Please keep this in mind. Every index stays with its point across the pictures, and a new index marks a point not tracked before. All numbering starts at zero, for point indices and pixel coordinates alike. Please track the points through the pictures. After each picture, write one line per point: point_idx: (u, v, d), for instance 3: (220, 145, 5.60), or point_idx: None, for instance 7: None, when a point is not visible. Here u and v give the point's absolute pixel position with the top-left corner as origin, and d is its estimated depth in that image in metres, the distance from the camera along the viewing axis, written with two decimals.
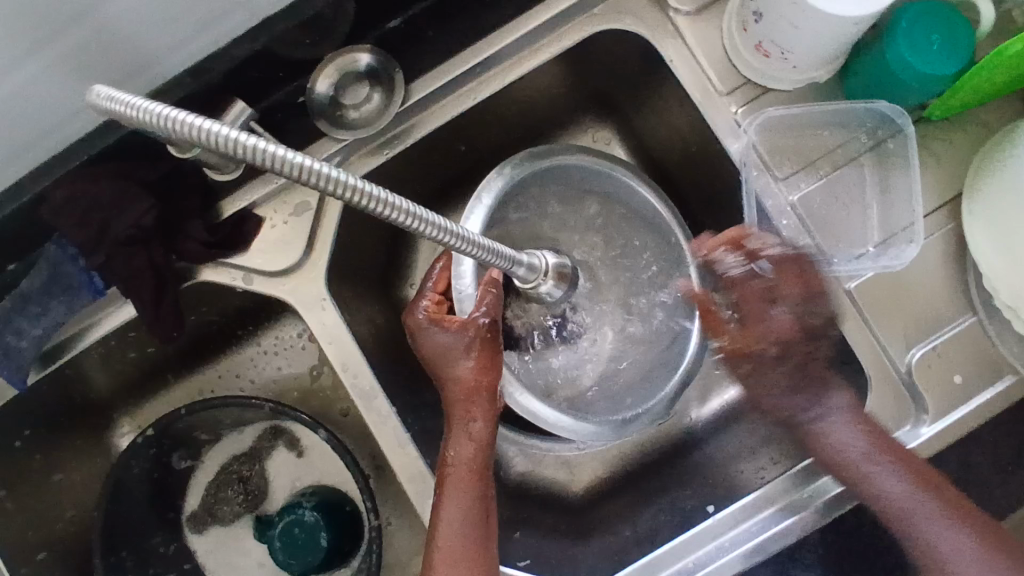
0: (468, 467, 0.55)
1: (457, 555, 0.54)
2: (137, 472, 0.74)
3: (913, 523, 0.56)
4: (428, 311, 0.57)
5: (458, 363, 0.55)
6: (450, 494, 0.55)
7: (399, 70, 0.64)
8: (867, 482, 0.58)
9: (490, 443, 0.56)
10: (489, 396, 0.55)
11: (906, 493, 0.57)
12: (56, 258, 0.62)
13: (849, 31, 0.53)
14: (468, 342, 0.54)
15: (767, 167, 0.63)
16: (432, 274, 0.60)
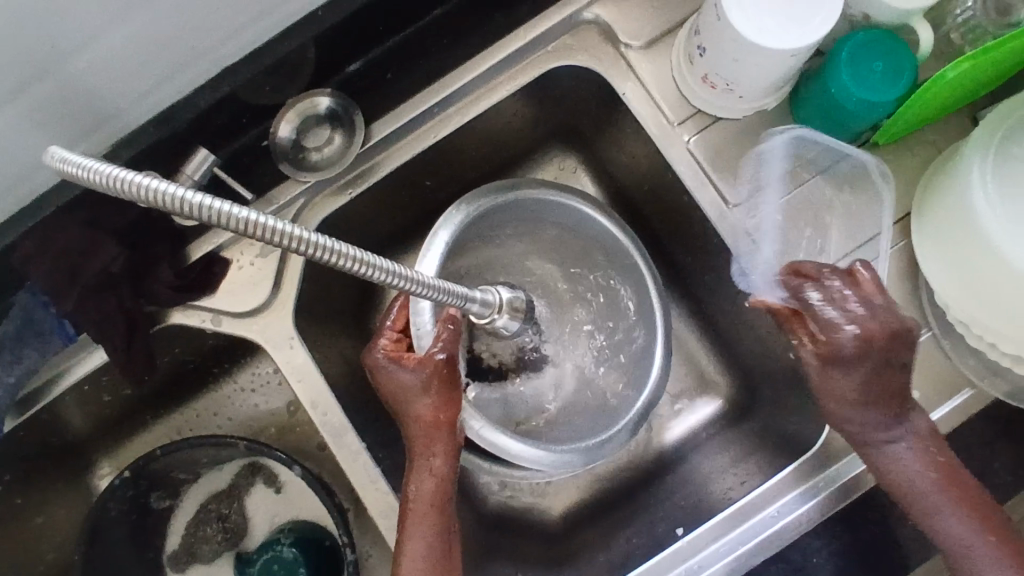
0: (430, 500, 0.57)
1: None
2: (115, 514, 0.74)
3: (968, 556, 0.55)
4: (387, 349, 0.59)
5: (416, 399, 0.57)
6: (413, 527, 0.56)
7: (359, 112, 0.66)
8: (929, 512, 0.56)
9: (452, 476, 0.57)
10: (449, 430, 0.57)
11: (966, 529, 0.55)
12: (28, 306, 0.63)
13: (789, 63, 0.55)
14: (426, 378, 0.56)
15: (720, 194, 0.64)
16: (392, 312, 0.60)
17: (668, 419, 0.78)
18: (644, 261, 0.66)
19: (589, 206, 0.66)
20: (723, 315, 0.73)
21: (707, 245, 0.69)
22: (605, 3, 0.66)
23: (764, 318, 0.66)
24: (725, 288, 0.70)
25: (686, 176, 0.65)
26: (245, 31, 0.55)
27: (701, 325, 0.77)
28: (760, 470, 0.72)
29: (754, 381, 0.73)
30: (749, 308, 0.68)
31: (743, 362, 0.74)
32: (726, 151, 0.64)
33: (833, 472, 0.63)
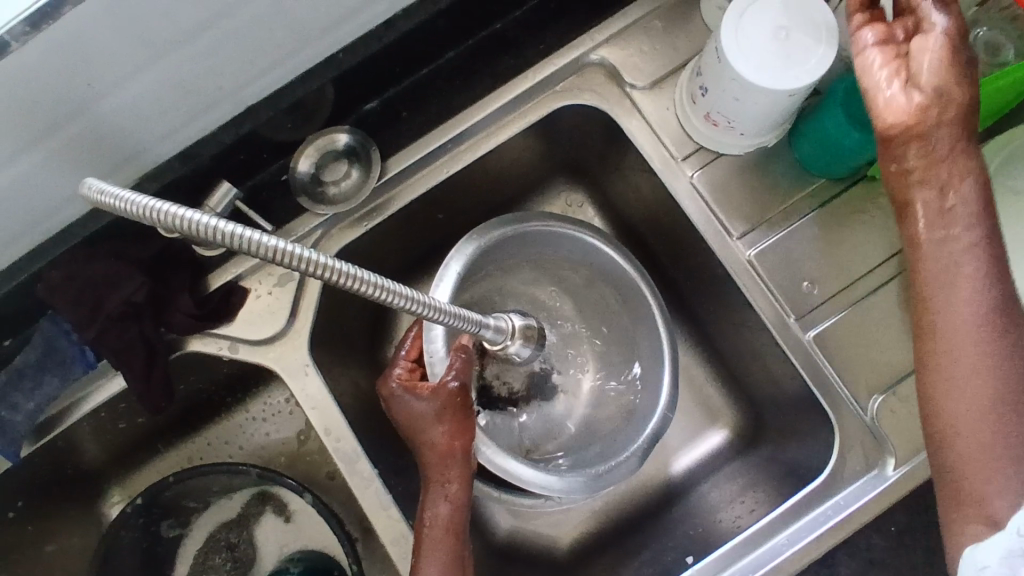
0: (445, 526, 0.58)
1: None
2: (126, 542, 0.75)
3: (969, 368, 0.52)
4: (403, 375, 0.60)
5: (430, 428, 0.58)
6: (428, 553, 0.57)
7: (376, 147, 0.68)
8: (968, 307, 0.52)
9: (467, 503, 0.58)
10: (464, 457, 0.58)
11: (987, 346, 0.52)
12: (51, 334, 0.65)
13: (787, 103, 0.58)
14: (439, 406, 0.58)
15: (723, 225, 0.66)
16: (405, 342, 0.62)
17: (675, 449, 0.79)
18: (650, 292, 0.67)
19: (595, 237, 0.68)
20: (729, 345, 0.75)
21: (711, 275, 0.70)
22: (611, 46, 0.69)
23: (768, 347, 0.68)
24: (730, 319, 0.72)
25: (689, 208, 0.67)
26: (269, 72, 0.58)
27: (707, 355, 0.78)
28: (768, 499, 0.72)
29: (760, 410, 0.74)
30: (753, 337, 0.69)
31: (749, 393, 0.75)
32: (730, 186, 0.67)
33: (841, 499, 0.63)
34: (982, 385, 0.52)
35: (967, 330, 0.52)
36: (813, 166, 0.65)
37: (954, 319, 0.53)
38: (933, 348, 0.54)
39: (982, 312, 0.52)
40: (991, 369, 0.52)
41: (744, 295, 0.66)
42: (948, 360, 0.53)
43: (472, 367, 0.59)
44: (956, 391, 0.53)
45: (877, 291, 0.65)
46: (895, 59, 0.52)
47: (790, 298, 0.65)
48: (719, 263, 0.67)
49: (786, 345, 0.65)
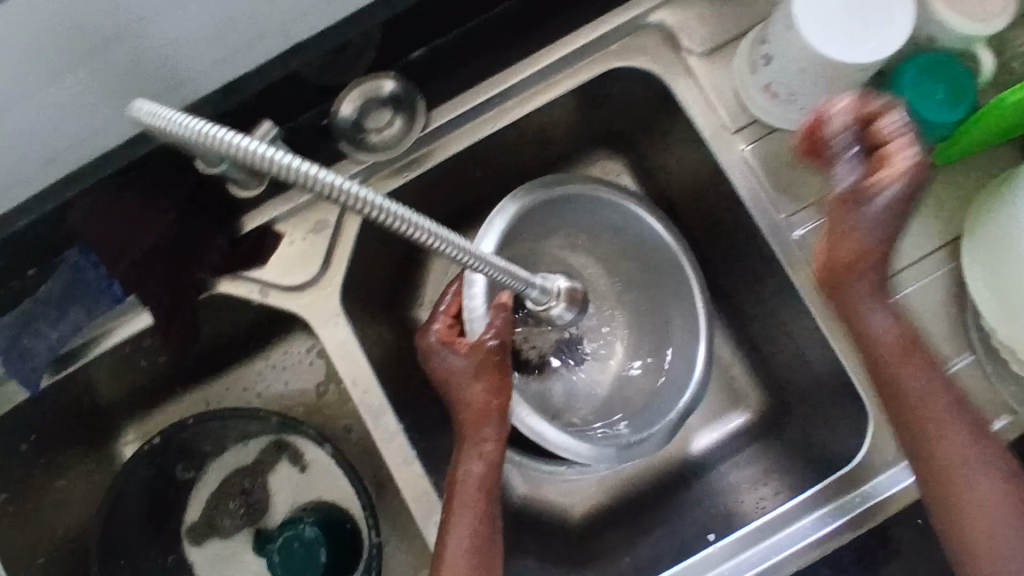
0: (476, 485, 0.57)
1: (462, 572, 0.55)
2: (140, 481, 0.74)
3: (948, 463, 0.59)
4: (441, 331, 0.59)
5: (467, 386, 0.57)
6: (458, 511, 0.57)
7: (421, 98, 0.66)
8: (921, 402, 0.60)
9: (500, 463, 0.58)
10: (499, 418, 0.57)
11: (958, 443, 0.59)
12: (77, 264, 0.64)
13: (855, 77, 0.56)
14: (477, 365, 0.57)
15: (772, 203, 0.65)
16: (446, 297, 0.61)
17: (696, 428, 0.78)
18: (690, 266, 0.66)
19: (638, 206, 0.67)
20: (763, 326, 0.73)
21: (753, 253, 0.69)
22: (670, 9, 0.66)
23: (806, 330, 0.66)
24: (768, 299, 0.70)
25: (739, 182, 0.65)
26: (321, 9, 0.56)
27: (737, 335, 0.77)
28: (790, 484, 0.71)
29: (787, 394, 0.74)
30: (790, 318, 0.68)
31: (777, 375, 0.74)
32: (783, 162, 0.65)
33: (869, 487, 0.62)
34: (966, 474, 0.59)
35: (939, 426, 0.59)
36: None
37: (928, 423, 0.60)
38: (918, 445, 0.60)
39: (934, 401, 0.60)
40: (965, 454, 0.59)
41: (787, 275, 0.65)
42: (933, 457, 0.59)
43: (509, 327, 0.58)
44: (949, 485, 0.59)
45: (922, 281, 0.64)
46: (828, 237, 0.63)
47: (834, 283, 0.64)
48: (765, 241, 0.65)
49: (827, 329, 0.64)
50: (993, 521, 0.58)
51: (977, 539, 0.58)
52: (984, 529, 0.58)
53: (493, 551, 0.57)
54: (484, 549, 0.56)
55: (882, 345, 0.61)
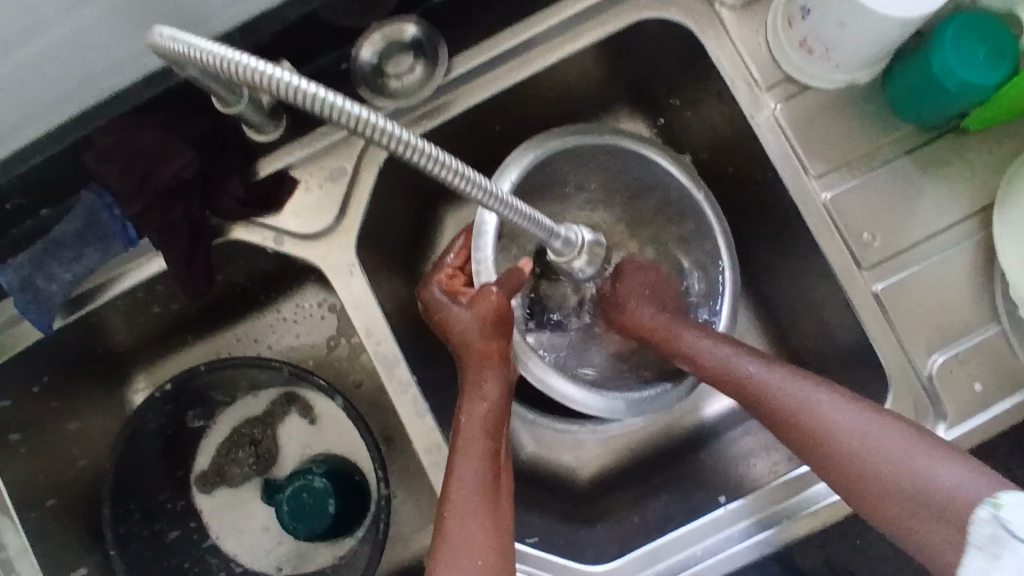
0: (481, 423, 0.59)
1: (466, 510, 0.55)
2: (150, 427, 0.75)
3: (851, 447, 0.52)
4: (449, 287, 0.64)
5: (469, 329, 0.61)
6: (467, 448, 0.57)
7: (443, 43, 0.64)
8: (773, 397, 0.56)
9: (503, 403, 0.60)
10: (503, 363, 0.61)
11: (840, 409, 0.53)
12: (92, 206, 0.63)
13: (897, 34, 0.54)
14: (478, 310, 0.61)
15: (801, 164, 0.63)
16: (452, 251, 0.66)
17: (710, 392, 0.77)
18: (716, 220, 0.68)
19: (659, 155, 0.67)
20: (783, 291, 0.72)
21: (777, 216, 0.67)
22: None
23: (828, 296, 0.65)
24: (790, 264, 0.69)
25: (768, 140, 0.63)
26: None
27: (754, 302, 0.76)
28: None
29: (804, 362, 0.73)
30: (813, 284, 0.67)
31: (795, 342, 0.73)
32: (816, 121, 0.63)
33: None
34: (840, 450, 0.52)
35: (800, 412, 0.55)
36: (910, 113, 0.61)
37: (782, 409, 0.56)
38: (805, 444, 0.54)
39: (798, 397, 0.55)
40: (837, 429, 0.53)
41: (814, 238, 0.63)
42: (823, 451, 0.53)
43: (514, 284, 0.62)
44: (837, 465, 0.52)
45: (951, 249, 0.62)
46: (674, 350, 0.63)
47: (861, 248, 0.62)
48: (792, 203, 0.64)
49: (851, 294, 0.62)
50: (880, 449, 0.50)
51: (882, 506, 0.50)
52: (896, 498, 0.49)
53: (502, 490, 0.57)
54: (492, 485, 0.57)
55: (698, 354, 0.61)
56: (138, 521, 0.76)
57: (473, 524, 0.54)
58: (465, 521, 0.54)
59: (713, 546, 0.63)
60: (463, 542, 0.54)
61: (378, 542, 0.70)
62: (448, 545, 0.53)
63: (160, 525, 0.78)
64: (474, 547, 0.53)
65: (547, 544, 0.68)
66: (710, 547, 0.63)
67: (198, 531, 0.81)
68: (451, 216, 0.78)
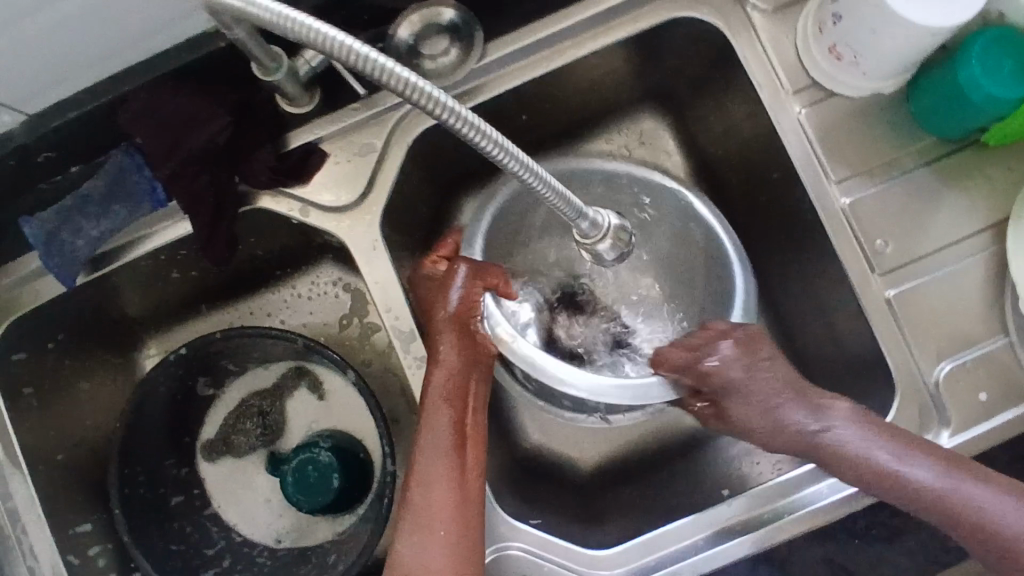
0: (441, 391, 0.60)
1: (426, 476, 0.58)
2: (162, 391, 0.75)
3: (978, 519, 0.54)
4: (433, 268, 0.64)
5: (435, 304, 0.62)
6: (432, 413, 0.60)
7: (479, 29, 0.65)
8: (903, 482, 0.55)
9: (463, 371, 0.61)
10: (473, 330, 0.62)
11: (966, 483, 0.55)
12: (122, 165, 0.64)
13: (927, 43, 0.56)
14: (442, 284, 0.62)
15: (823, 169, 0.64)
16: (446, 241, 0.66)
17: None
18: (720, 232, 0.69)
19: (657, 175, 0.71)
20: (795, 295, 0.73)
21: (795, 219, 0.69)
22: None
23: (841, 300, 0.66)
24: (803, 267, 0.70)
25: (791, 143, 0.64)
26: None
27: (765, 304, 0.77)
28: None
29: (812, 367, 0.74)
30: (825, 288, 0.68)
31: (803, 346, 0.74)
32: (838, 127, 0.64)
33: None
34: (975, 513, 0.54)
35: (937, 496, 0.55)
36: (932, 123, 0.62)
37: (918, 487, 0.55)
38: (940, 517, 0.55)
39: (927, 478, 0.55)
40: (962, 497, 0.54)
41: (830, 240, 0.64)
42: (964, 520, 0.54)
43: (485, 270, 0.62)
44: (966, 524, 0.54)
45: (964, 260, 0.63)
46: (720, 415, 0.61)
47: (875, 253, 0.63)
48: (811, 206, 0.65)
49: (863, 299, 0.64)
50: (1001, 519, 0.54)
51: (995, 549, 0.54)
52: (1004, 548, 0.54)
53: (468, 456, 0.60)
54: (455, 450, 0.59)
55: (795, 434, 0.58)
56: (143, 484, 0.76)
57: (433, 492, 0.58)
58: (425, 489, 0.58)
59: (715, 538, 0.64)
60: (426, 507, 0.57)
61: (380, 517, 0.70)
62: (410, 507, 0.58)
63: (164, 490, 0.79)
64: (435, 513, 0.57)
65: (549, 526, 0.69)
66: (711, 539, 0.64)
67: (200, 499, 0.81)
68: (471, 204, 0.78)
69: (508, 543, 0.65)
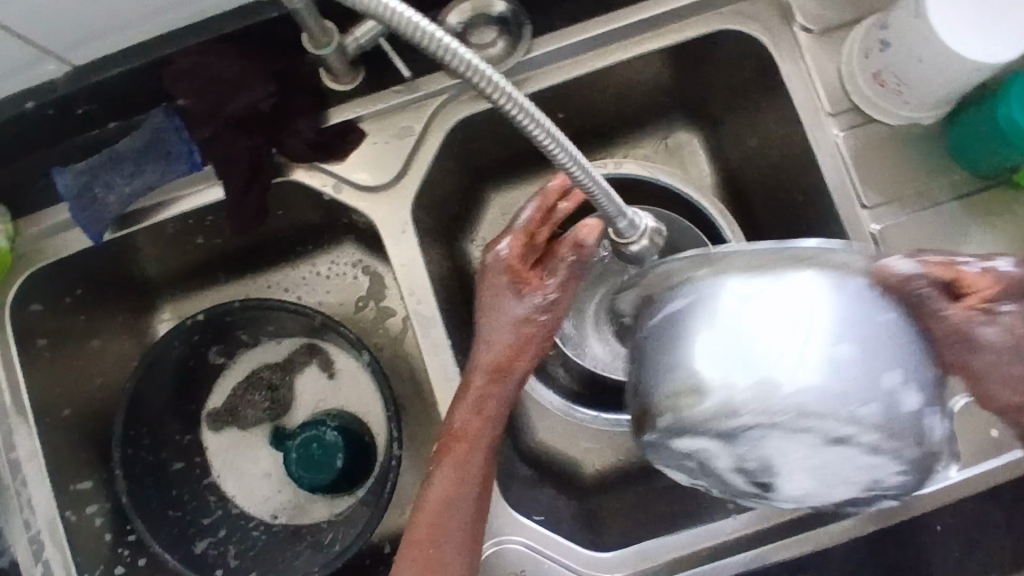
0: (469, 432, 0.58)
1: (441, 520, 0.57)
2: (174, 355, 0.75)
3: None
4: (508, 254, 0.59)
5: (502, 325, 0.59)
6: (444, 463, 0.58)
7: (528, 23, 0.66)
8: None
9: (498, 418, 0.59)
10: (512, 379, 0.60)
11: None
12: (159, 125, 0.64)
13: (970, 77, 0.57)
14: (513, 260, 0.59)
15: (856, 192, 0.64)
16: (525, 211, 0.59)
17: None
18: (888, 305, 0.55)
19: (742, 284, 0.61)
20: None
21: None
22: None
23: None
24: None
25: (826, 165, 0.65)
26: None
27: None
28: None
29: None
30: None
31: None
32: (874, 153, 0.65)
33: None
34: None
35: None
36: (965, 158, 0.63)
37: None
38: None
39: None
40: None
41: None
42: None
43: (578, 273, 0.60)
44: None
45: None
46: (1007, 329, 0.47)
47: None
48: (840, 230, 0.65)
49: None
50: None
51: None
52: None
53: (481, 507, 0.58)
54: (464, 503, 0.57)
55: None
56: (145, 447, 0.76)
57: (445, 537, 0.57)
58: (437, 534, 0.57)
59: (716, 549, 0.64)
60: (435, 554, 0.56)
61: (381, 501, 0.69)
62: (417, 551, 0.57)
63: (166, 455, 0.79)
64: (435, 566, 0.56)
65: (551, 524, 0.69)
66: (713, 551, 0.64)
67: (200, 468, 0.81)
68: (498, 198, 0.79)
69: (509, 538, 0.65)
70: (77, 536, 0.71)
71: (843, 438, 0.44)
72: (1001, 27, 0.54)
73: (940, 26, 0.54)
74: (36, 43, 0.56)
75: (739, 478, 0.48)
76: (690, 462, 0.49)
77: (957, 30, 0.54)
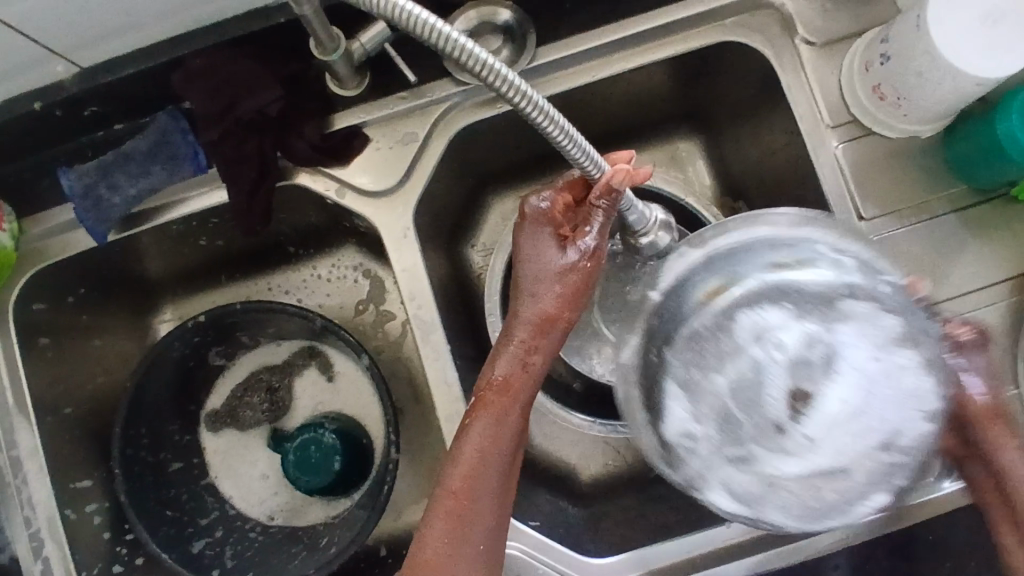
0: (505, 389, 0.57)
1: (473, 480, 0.55)
2: (175, 355, 0.75)
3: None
4: (551, 208, 0.58)
5: (544, 280, 0.58)
6: (479, 421, 0.56)
7: (533, 32, 0.66)
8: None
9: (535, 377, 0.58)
10: (557, 331, 0.58)
11: None
12: (165, 127, 0.65)
13: (970, 92, 0.57)
14: (554, 215, 0.58)
15: (854, 204, 0.65)
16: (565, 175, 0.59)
17: None
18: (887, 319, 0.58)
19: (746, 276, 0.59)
20: None
21: None
22: None
23: None
24: None
25: (826, 177, 0.65)
26: None
27: None
28: None
29: None
30: None
31: None
32: (873, 165, 0.65)
33: None
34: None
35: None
36: (964, 172, 0.64)
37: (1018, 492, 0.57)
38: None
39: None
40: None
41: None
42: None
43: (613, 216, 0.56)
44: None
45: (982, 309, 0.64)
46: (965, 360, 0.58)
47: None
48: None
49: None
50: None
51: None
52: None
53: (509, 467, 0.57)
54: (500, 454, 0.56)
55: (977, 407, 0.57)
56: (145, 447, 0.77)
57: (477, 498, 0.55)
58: (470, 497, 0.55)
59: (710, 558, 0.65)
60: (462, 518, 0.54)
61: (378, 504, 0.69)
62: (442, 517, 0.55)
63: (165, 455, 0.79)
64: (470, 521, 0.54)
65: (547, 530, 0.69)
66: (707, 559, 0.65)
67: (199, 469, 0.81)
68: (500, 204, 0.79)
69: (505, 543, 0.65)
70: (76, 535, 0.71)
71: (903, 343, 0.50)
72: (1002, 43, 0.54)
73: (940, 40, 0.55)
74: (44, 43, 0.56)
75: (780, 385, 0.49)
76: (741, 366, 0.50)
77: (958, 45, 0.55)
